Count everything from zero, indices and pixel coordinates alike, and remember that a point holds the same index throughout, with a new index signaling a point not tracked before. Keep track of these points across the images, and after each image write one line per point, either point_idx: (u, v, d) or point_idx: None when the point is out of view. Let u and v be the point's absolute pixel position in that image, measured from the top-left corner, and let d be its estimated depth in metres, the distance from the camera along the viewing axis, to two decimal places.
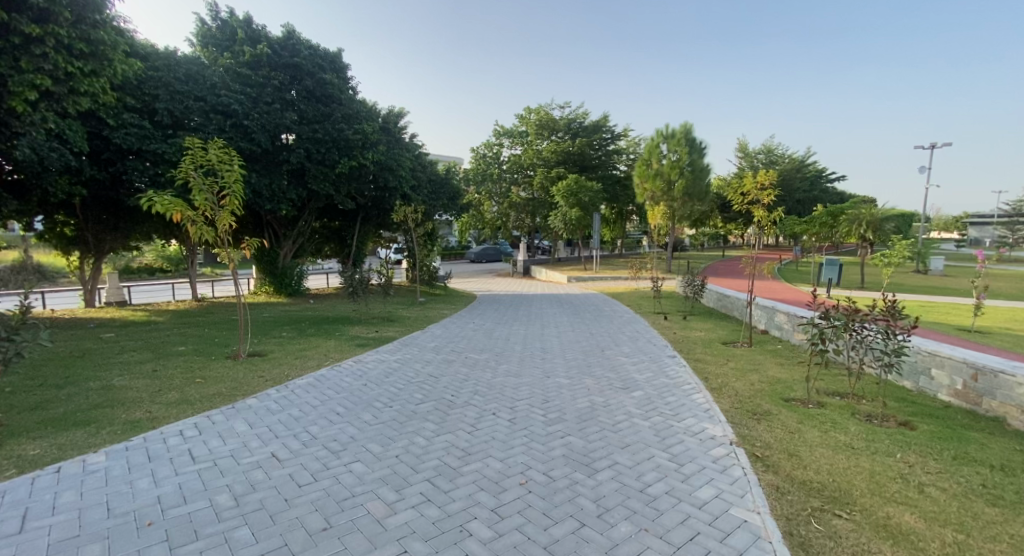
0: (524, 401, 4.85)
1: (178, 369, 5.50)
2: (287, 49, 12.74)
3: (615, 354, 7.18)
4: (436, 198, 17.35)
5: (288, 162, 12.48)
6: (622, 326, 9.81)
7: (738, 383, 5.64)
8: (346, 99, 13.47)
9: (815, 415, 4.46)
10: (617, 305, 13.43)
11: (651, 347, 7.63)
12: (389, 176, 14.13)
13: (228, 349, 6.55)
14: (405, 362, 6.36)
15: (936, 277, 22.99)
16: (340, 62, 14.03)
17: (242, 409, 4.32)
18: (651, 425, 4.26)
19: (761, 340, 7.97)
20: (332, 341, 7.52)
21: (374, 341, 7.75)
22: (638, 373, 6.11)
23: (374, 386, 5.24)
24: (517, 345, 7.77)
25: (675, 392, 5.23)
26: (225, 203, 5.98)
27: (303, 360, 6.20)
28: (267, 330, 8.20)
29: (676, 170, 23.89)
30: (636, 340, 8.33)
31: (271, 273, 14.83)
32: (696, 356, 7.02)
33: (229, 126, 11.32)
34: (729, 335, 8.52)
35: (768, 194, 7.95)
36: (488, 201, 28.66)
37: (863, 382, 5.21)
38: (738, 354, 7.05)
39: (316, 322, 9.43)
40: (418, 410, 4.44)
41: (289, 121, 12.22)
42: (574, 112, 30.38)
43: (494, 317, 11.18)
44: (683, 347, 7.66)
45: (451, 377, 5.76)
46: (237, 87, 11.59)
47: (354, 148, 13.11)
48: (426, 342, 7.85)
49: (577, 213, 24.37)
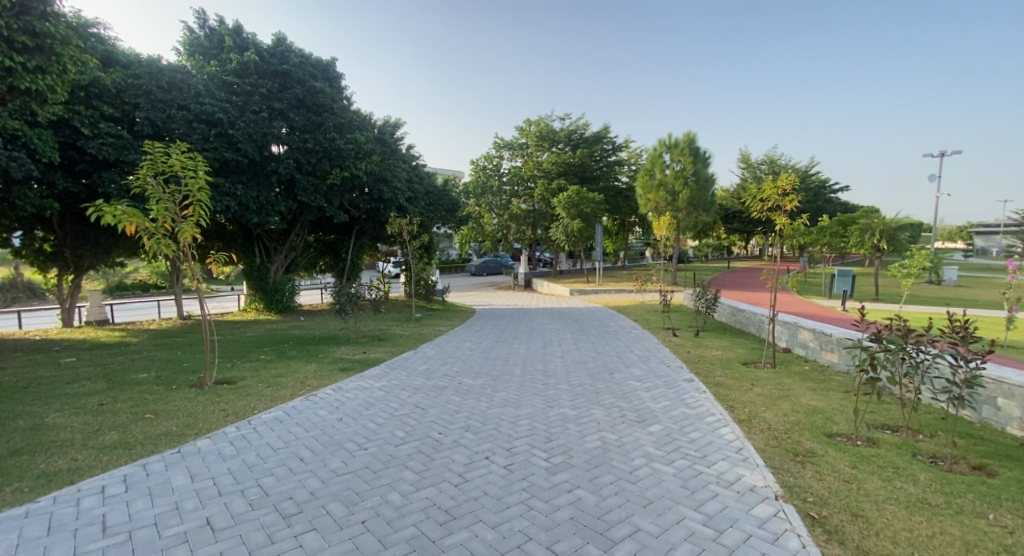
0: (524, 439, 4.15)
1: (130, 402, 4.79)
2: (276, 57, 12.21)
3: (625, 377, 6.48)
4: (434, 210, 16.77)
5: (277, 174, 11.92)
6: (630, 343, 9.11)
7: (769, 415, 4.93)
8: (339, 108, 12.94)
9: (871, 458, 3.77)
10: (623, 320, 12.72)
11: (665, 370, 6.92)
12: (383, 188, 13.60)
13: (194, 376, 5.84)
14: (391, 391, 5.67)
15: (952, 288, 22.24)
16: (332, 70, 13.54)
17: (187, 453, 3.64)
18: (675, 472, 3.57)
19: (785, 360, 7.26)
20: (313, 365, 6.84)
21: (360, 364, 7.06)
22: (653, 402, 5.40)
23: (352, 422, 4.55)
24: (517, 367, 7.07)
25: (699, 428, 4.53)
26: (189, 213, 5.35)
27: (274, 389, 5.50)
28: (244, 353, 7.51)
29: (680, 180, 23.32)
30: (647, 360, 7.63)
31: (261, 289, 14.18)
32: (716, 381, 6.31)
33: (213, 136, 10.77)
34: (748, 354, 7.81)
35: (789, 199, 7.30)
36: (488, 213, 28.22)
37: (916, 414, 4.50)
38: (763, 378, 6.34)
39: (300, 342, 8.72)
40: (397, 455, 3.74)
41: (277, 131, 11.69)
42: (574, 123, 29.91)
43: (493, 334, 10.51)
44: (700, 369, 6.97)
45: (441, 408, 5.07)
46: (222, 95, 11.05)
47: (346, 159, 12.60)
48: (417, 366, 7.16)
49: (579, 224, 23.84)
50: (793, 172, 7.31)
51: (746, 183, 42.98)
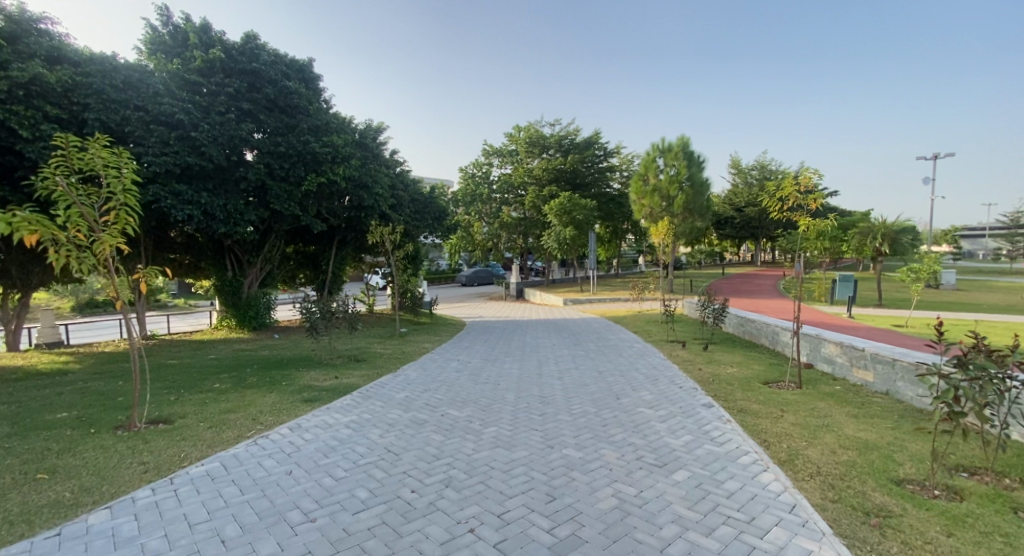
0: (520, 499, 3.29)
1: (25, 456, 3.88)
2: (245, 54, 11.31)
3: (635, 404, 5.63)
4: (420, 219, 15.88)
5: (246, 180, 11.05)
6: (634, 360, 8.27)
7: (814, 453, 4.10)
8: (315, 109, 12.06)
9: (965, 519, 2.95)
10: (623, 332, 11.90)
11: (678, 394, 6.07)
12: (364, 195, 12.72)
13: (121, 416, 4.94)
14: (361, 428, 4.78)
15: (953, 293, 21.79)
16: (308, 71, 12.69)
17: (66, 540, 2.74)
18: (720, 547, 2.73)
19: (811, 378, 6.45)
20: (273, 395, 5.91)
21: (329, 393, 6.15)
22: (672, 437, 4.55)
23: (306, 476, 3.67)
24: (510, 392, 6.18)
25: (735, 474, 3.68)
26: (110, 219, 4.50)
27: (217, 431, 4.56)
28: (196, 382, 6.56)
29: (675, 185, 22.81)
30: (656, 380, 6.81)
31: (233, 305, 13.18)
32: (741, 408, 5.46)
33: (174, 139, 9.87)
34: (768, 371, 6.99)
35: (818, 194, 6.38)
36: (478, 222, 27.48)
37: (1000, 455, 3.70)
38: (793, 402, 5.52)
39: (265, 366, 7.75)
40: (354, 532, 2.86)
41: (246, 134, 10.81)
42: (565, 129, 29.24)
43: (483, 350, 9.64)
44: (718, 392, 6.15)
45: (418, 452, 4.16)
46: (184, 95, 10.14)
47: (322, 163, 11.71)
48: (395, 394, 6.23)
49: (571, 232, 23.13)
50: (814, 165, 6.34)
51: (738, 189, 42.59)
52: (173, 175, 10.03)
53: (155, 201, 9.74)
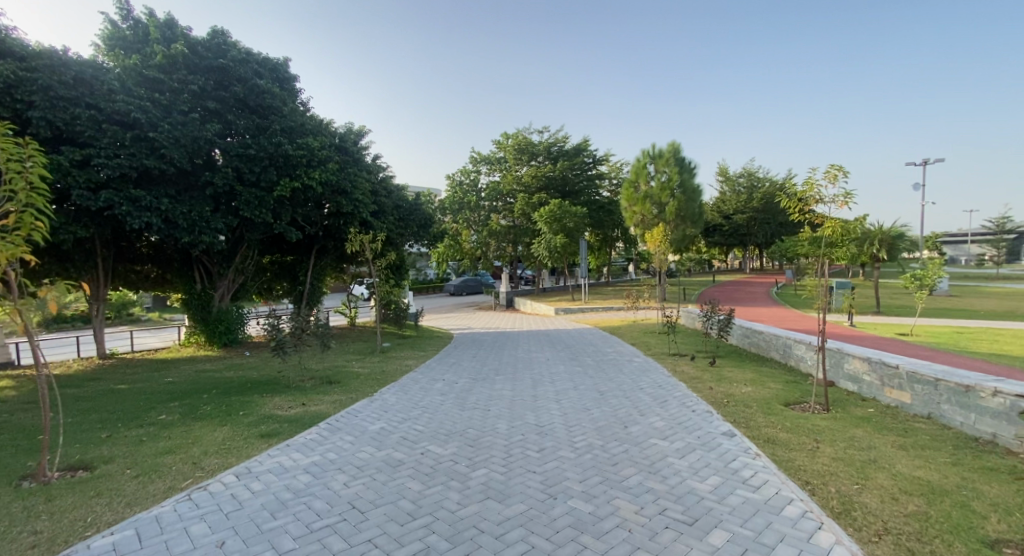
0: None
1: None
2: (211, 50, 10.47)
3: (647, 434, 4.91)
4: (404, 226, 15.09)
5: (212, 185, 10.26)
6: (636, 377, 7.57)
7: (872, 501, 3.38)
8: (289, 110, 11.31)
9: None
10: (620, 344, 11.22)
11: (692, 421, 5.34)
12: (343, 201, 11.92)
13: (32, 462, 4.09)
14: (324, 474, 3.99)
15: (949, 300, 21.45)
16: (283, 71, 11.93)
17: None
18: None
19: (838, 399, 5.78)
20: (227, 429, 5.11)
21: (294, 425, 5.35)
22: (696, 480, 3.83)
23: (243, 547, 2.87)
24: (502, 420, 5.42)
25: (786, 536, 2.96)
26: (11, 221, 3.70)
27: (146, 480, 3.74)
28: (140, 413, 5.72)
29: (667, 192, 22.33)
30: (664, 402, 6.10)
31: (202, 320, 12.27)
32: (766, 437, 4.75)
33: (130, 140, 9.00)
34: (787, 390, 6.30)
35: (844, 196, 5.40)
36: (466, 230, 26.78)
37: None
38: (825, 429, 4.81)
39: (225, 391, 6.91)
40: None
41: (212, 135, 9.99)
42: (553, 136, 28.76)
43: (472, 367, 8.89)
44: (736, 417, 5.45)
45: (390, 508, 3.39)
46: (142, 92, 9.27)
47: (297, 167, 10.92)
48: (370, 425, 5.44)
49: (562, 239, 22.48)
50: (837, 163, 5.43)
51: (727, 196, 42.49)
52: (130, 179, 9.18)
53: (108, 207, 8.87)
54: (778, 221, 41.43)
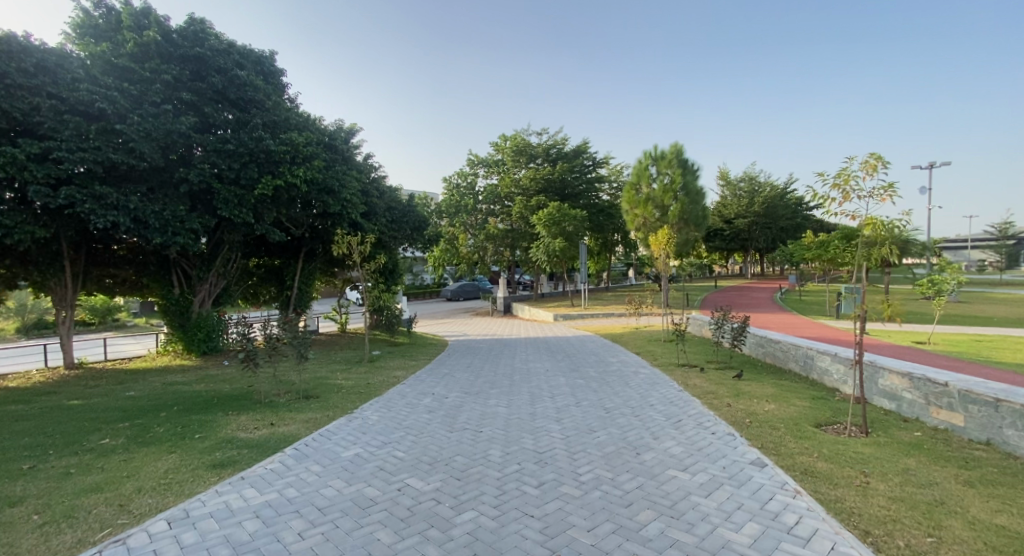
0: None
1: None
2: (188, 38, 9.83)
3: (664, 464, 4.21)
4: (397, 228, 14.38)
5: (187, 182, 9.59)
6: (644, 392, 6.89)
7: None
8: (273, 104, 10.67)
9: None
10: (623, 353, 10.54)
11: (713, 447, 4.64)
12: (330, 200, 11.23)
13: None
14: (275, 522, 3.29)
15: (962, 306, 20.73)
16: (268, 64, 11.29)
17: None
18: None
19: (876, 420, 5.09)
20: (176, 458, 4.43)
21: (256, 451, 4.67)
22: (729, 529, 3.13)
23: None
24: (495, 445, 4.72)
25: None
26: None
27: (54, 534, 3.07)
28: (80, 438, 5.02)
29: (670, 195, 21.73)
30: (679, 423, 5.40)
31: (180, 327, 11.58)
32: (804, 468, 4.03)
33: (94, 132, 8.33)
34: (816, 409, 5.61)
35: (886, 189, 4.63)
36: (463, 234, 26.31)
37: None
38: (871, 458, 4.11)
39: (188, 407, 6.25)
40: None
41: (187, 129, 9.32)
42: (552, 138, 28.09)
43: (465, 379, 8.19)
44: (763, 440, 4.76)
45: None
46: (110, 81, 8.59)
47: (279, 164, 10.24)
48: (344, 450, 4.75)
49: (561, 243, 21.81)
50: (876, 151, 4.69)
51: (728, 200, 41.90)
52: (95, 175, 8.51)
53: (70, 205, 8.19)
54: (779, 227, 40.80)
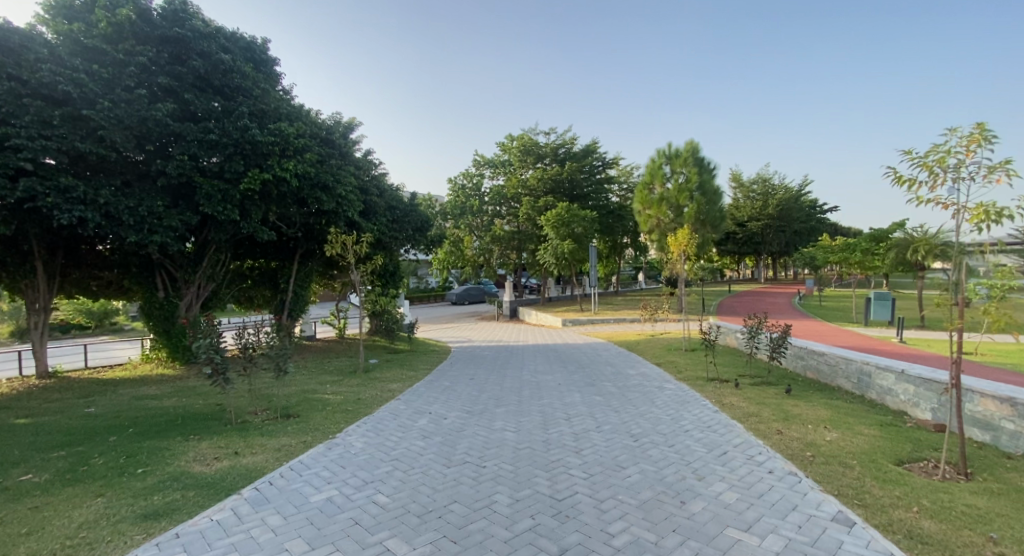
0: None
1: None
2: (167, 19, 8.99)
3: (722, 520, 3.26)
4: (398, 229, 13.53)
5: (166, 175, 8.76)
6: (675, 413, 5.93)
7: None
8: (260, 92, 9.86)
9: None
10: (642, 363, 9.61)
11: (777, 492, 3.68)
12: (324, 197, 10.38)
13: None
14: None
15: None
16: (258, 51, 10.48)
17: None
18: None
19: (973, 457, 4.13)
20: (100, 503, 3.52)
21: (207, 493, 3.76)
22: None
23: None
24: (503, 488, 3.80)
25: None
26: None
27: None
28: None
29: (685, 195, 20.71)
30: (725, 456, 4.45)
31: (164, 333, 10.74)
32: (909, 529, 3.07)
33: (58, 118, 7.48)
34: (891, 440, 4.63)
35: (1000, 167, 3.69)
36: (468, 236, 25.35)
37: None
38: (993, 517, 3.14)
39: (144, 430, 5.36)
40: None
41: (165, 117, 8.47)
42: (560, 138, 27.12)
43: (468, 395, 7.26)
44: (838, 483, 3.79)
45: None
46: (76, 62, 7.75)
47: (267, 157, 9.42)
48: (316, 491, 3.84)
49: (570, 245, 20.84)
50: (982, 122, 3.77)
51: (741, 203, 40.77)
52: (61, 166, 7.67)
53: (32, 199, 7.33)
54: (793, 230, 39.51)
